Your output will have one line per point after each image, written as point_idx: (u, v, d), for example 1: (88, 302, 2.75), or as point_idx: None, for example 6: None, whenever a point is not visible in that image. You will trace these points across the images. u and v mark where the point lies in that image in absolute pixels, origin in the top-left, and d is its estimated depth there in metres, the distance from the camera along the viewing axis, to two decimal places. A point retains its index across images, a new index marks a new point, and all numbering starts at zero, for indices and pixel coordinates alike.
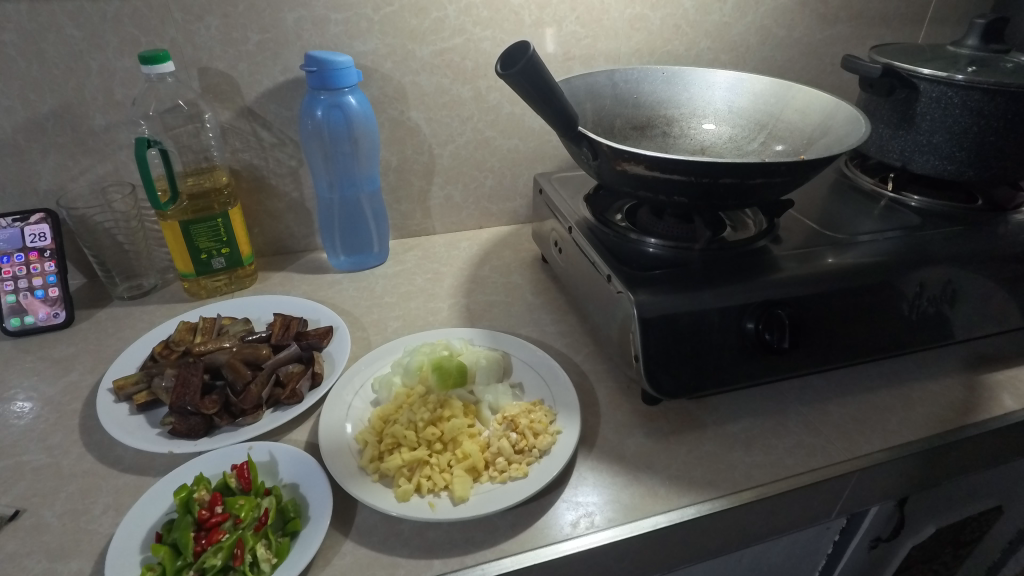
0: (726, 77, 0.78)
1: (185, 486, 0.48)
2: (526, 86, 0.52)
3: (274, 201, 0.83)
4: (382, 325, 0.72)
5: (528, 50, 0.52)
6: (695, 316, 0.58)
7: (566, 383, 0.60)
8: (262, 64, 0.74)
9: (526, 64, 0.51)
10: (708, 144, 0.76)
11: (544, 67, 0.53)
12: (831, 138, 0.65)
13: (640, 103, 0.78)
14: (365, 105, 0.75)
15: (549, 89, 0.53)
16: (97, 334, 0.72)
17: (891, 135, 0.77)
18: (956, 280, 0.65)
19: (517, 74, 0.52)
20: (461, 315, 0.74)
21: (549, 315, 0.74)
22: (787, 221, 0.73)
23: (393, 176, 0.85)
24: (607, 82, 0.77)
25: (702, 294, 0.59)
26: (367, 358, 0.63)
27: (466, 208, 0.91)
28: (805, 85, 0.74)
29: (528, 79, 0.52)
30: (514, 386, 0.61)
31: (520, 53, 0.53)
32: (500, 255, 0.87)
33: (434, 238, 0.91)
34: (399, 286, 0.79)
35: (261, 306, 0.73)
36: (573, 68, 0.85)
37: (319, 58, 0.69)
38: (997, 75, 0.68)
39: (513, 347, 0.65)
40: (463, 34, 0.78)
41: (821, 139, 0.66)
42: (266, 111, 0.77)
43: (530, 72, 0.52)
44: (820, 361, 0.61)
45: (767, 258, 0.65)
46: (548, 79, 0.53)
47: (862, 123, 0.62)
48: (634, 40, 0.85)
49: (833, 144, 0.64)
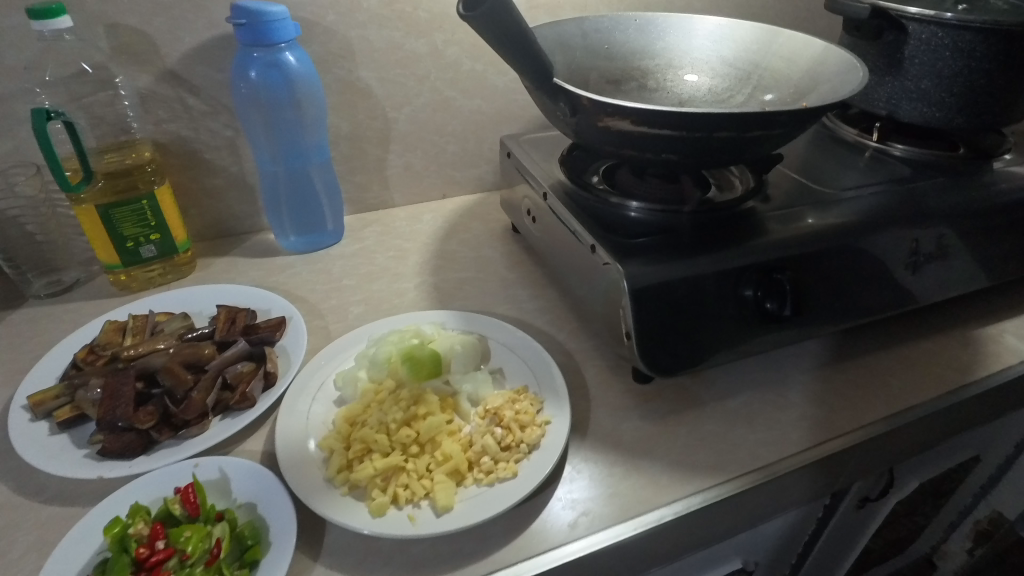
0: (704, 26, 0.72)
1: (119, 519, 0.41)
2: (491, 31, 0.45)
3: (210, 177, 0.73)
4: (342, 311, 0.65)
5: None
6: (691, 287, 0.53)
7: (551, 366, 0.54)
8: (182, 19, 0.64)
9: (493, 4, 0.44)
10: (689, 98, 0.70)
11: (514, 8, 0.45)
12: (824, 86, 0.60)
13: (613, 53, 0.72)
14: (306, 64, 0.66)
15: (520, 36, 0.46)
16: (10, 341, 0.62)
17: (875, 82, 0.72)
18: (950, 233, 0.63)
19: (480, 17, 0.44)
20: (430, 296, 0.67)
21: (526, 291, 0.68)
22: (775, 178, 0.69)
23: (345, 144, 0.76)
24: (577, 31, 0.71)
25: (696, 260, 0.54)
26: (326, 352, 0.56)
27: (428, 176, 0.83)
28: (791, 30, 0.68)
29: (494, 21, 0.45)
30: (494, 373, 0.55)
31: None
32: (468, 226, 0.80)
33: (395, 211, 0.83)
34: (359, 268, 0.71)
35: (202, 298, 0.64)
36: (538, 17, 0.77)
37: (249, 9, 0.60)
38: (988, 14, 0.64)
39: (490, 329, 0.59)
40: None
41: (812, 88, 0.61)
42: (192, 74, 0.67)
43: (496, 15, 0.44)
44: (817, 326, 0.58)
45: (758, 219, 0.60)
46: (518, 23, 0.46)
47: (858, 69, 0.57)
48: None
49: (826, 93, 0.59)
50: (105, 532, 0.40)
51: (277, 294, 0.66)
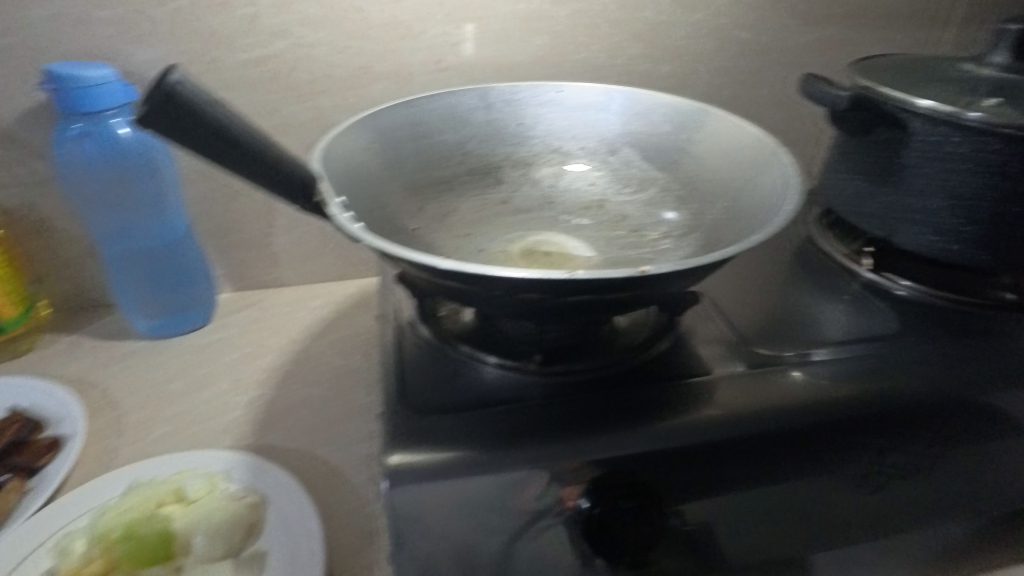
0: (629, 97, 0.57)
1: None
2: (191, 142, 0.32)
3: (65, 247, 0.64)
4: (145, 429, 0.54)
5: (165, 81, 0.31)
6: (487, 492, 0.37)
7: (315, 566, 0.41)
8: (12, 77, 0.55)
9: (177, 107, 0.31)
10: (608, 194, 0.56)
11: (213, 107, 0.32)
12: (750, 196, 0.45)
13: (523, 134, 0.58)
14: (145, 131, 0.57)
15: (229, 142, 0.33)
16: None
17: (867, 192, 0.53)
18: (942, 434, 0.42)
19: (157, 124, 0.31)
20: (255, 419, 0.55)
21: (369, 426, 0.54)
22: (693, 317, 0.50)
23: (220, 215, 0.66)
24: (477, 103, 0.57)
25: (504, 453, 0.37)
26: (71, 497, 0.46)
27: (325, 255, 0.71)
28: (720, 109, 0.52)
29: (189, 128, 0.32)
30: (248, 559, 0.42)
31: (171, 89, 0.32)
32: (353, 321, 0.66)
33: (285, 292, 0.71)
34: (200, 368, 0.60)
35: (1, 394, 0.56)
36: (450, 81, 0.64)
37: (59, 74, 0.51)
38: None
39: (277, 491, 0.46)
40: (287, 37, 0.59)
41: (741, 197, 0.46)
42: (30, 137, 0.58)
43: (181, 120, 0.31)
44: (693, 545, 0.42)
45: (642, 384, 0.43)
46: (228, 124, 0.33)
47: (789, 172, 0.42)
48: (532, 46, 0.64)
49: (749, 211, 0.43)
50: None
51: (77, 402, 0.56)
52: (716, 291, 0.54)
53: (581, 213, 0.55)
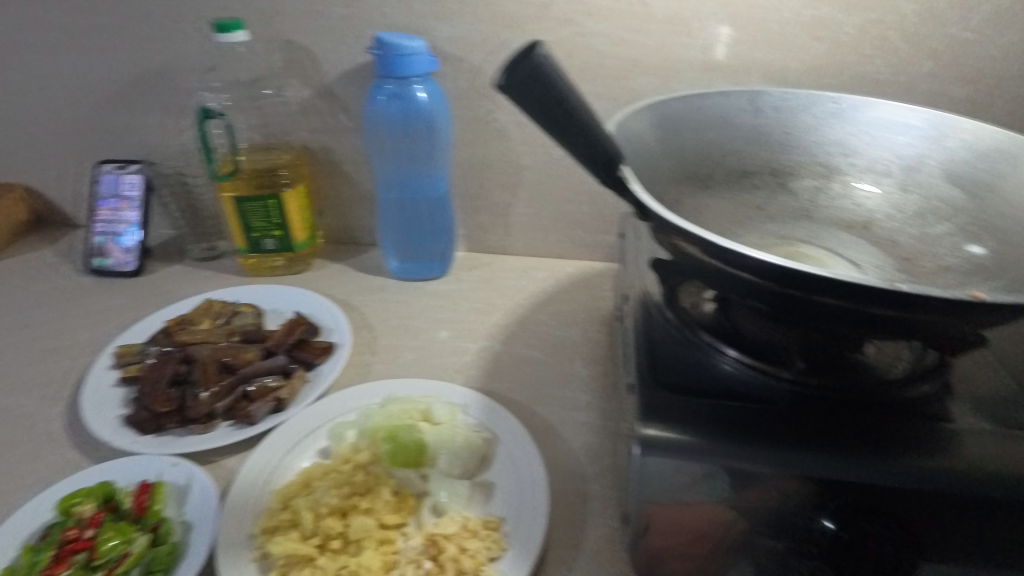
0: (931, 117, 0.53)
1: (80, 492, 0.45)
2: (532, 107, 0.36)
3: (347, 188, 0.75)
4: (394, 353, 0.62)
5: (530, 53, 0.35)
6: (731, 484, 0.38)
7: (541, 507, 0.44)
8: (344, 42, 0.66)
9: (532, 75, 0.35)
10: (878, 217, 0.53)
11: (559, 80, 0.36)
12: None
13: (791, 143, 0.56)
14: (437, 97, 0.65)
15: (562, 112, 0.36)
16: (152, 292, 0.72)
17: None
18: None
19: (512, 89, 0.35)
20: (483, 367, 0.60)
21: (585, 397, 0.57)
22: (965, 366, 0.46)
23: (473, 181, 0.73)
24: (748, 106, 0.57)
25: (754, 449, 0.38)
26: (343, 395, 0.54)
27: (553, 232, 0.75)
28: None
29: (536, 95, 0.35)
30: (481, 486, 0.47)
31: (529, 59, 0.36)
32: (571, 298, 0.70)
33: (510, 260, 0.77)
34: (437, 313, 0.68)
35: (289, 299, 0.67)
36: (714, 81, 0.64)
37: (385, 41, 0.60)
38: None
39: (507, 434, 0.51)
40: (571, 26, 0.63)
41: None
42: (345, 93, 0.69)
43: (532, 87, 0.35)
44: None
45: (902, 421, 0.41)
46: (567, 97, 0.36)
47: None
48: (809, 54, 0.62)
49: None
50: (23, 546, 0.43)
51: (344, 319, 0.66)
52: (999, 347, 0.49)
53: (842, 230, 0.53)
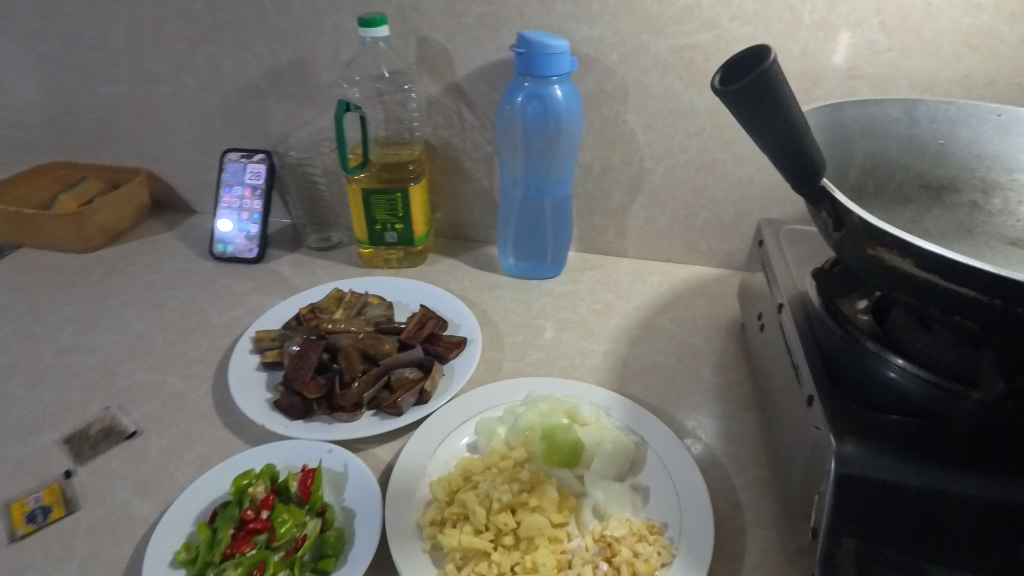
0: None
1: (248, 473, 0.46)
2: (746, 115, 0.36)
3: (464, 184, 0.76)
4: (521, 351, 0.62)
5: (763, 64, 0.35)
6: (937, 510, 0.37)
7: (703, 515, 0.44)
8: (479, 40, 0.66)
9: (759, 81, 0.35)
10: None
11: (784, 92, 0.36)
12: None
13: (946, 156, 0.55)
14: (572, 98, 0.65)
15: (779, 124, 0.36)
16: (274, 278, 0.73)
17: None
18: None
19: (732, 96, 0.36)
20: (613, 369, 0.60)
21: (722, 405, 0.56)
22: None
23: (593, 182, 0.73)
24: (902, 116, 0.54)
25: (963, 474, 0.37)
26: (484, 390, 0.55)
27: (668, 236, 0.75)
28: None
29: (758, 102, 0.35)
30: (636, 489, 0.47)
31: (755, 66, 0.36)
32: (690, 303, 0.69)
33: (621, 263, 0.77)
34: (557, 312, 0.68)
35: (413, 292, 0.68)
36: (858, 89, 0.63)
37: (531, 40, 0.60)
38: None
39: (655, 437, 0.50)
40: (714, 29, 0.62)
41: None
42: (473, 90, 0.69)
43: (756, 94, 0.35)
44: None
45: None
46: (788, 107, 0.36)
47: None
48: (964, 64, 0.60)
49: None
50: (199, 522, 0.43)
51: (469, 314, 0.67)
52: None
53: (1010, 247, 0.53)
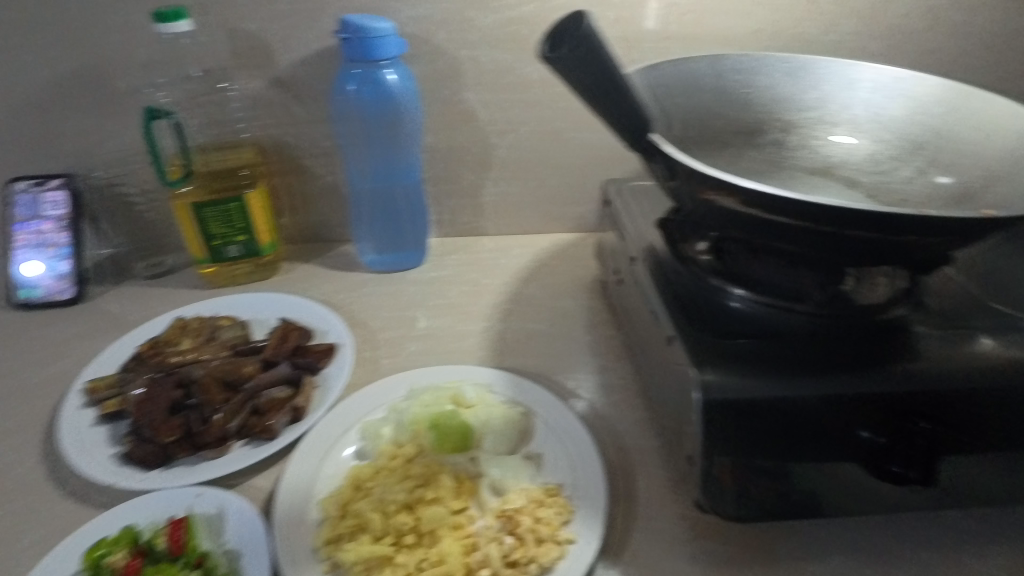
0: (901, 80, 0.58)
1: (104, 543, 0.41)
2: (577, 76, 0.38)
3: (308, 183, 0.71)
4: (397, 346, 0.61)
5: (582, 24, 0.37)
6: (787, 416, 0.41)
7: (596, 467, 0.46)
8: (297, 28, 0.62)
9: (580, 43, 0.37)
10: (840, 162, 0.58)
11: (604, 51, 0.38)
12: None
13: (752, 101, 0.61)
14: (407, 81, 0.63)
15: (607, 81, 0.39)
16: (102, 318, 0.64)
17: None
18: None
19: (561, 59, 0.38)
20: (491, 346, 0.61)
21: (597, 360, 0.59)
22: (935, 284, 0.53)
23: (443, 164, 0.72)
24: (710, 70, 0.60)
25: (798, 381, 0.42)
26: (364, 394, 0.52)
27: (524, 208, 0.76)
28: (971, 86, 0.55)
29: (583, 62, 0.38)
30: (530, 458, 0.48)
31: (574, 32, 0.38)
32: (555, 270, 0.72)
33: (484, 241, 0.77)
34: (428, 300, 0.67)
35: (270, 306, 0.63)
36: (671, 49, 0.68)
37: (353, 24, 0.57)
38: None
39: (541, 404, 0.51)
40: (534, 1, 0.63)
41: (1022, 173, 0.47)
42: (300, 83, 0.65)
43: (582, 54, 0.38)
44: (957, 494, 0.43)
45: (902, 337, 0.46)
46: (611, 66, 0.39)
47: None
48: (753, 18, 0.67)
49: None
50: None
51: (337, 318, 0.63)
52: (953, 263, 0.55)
53: (811, 176, 0.58)
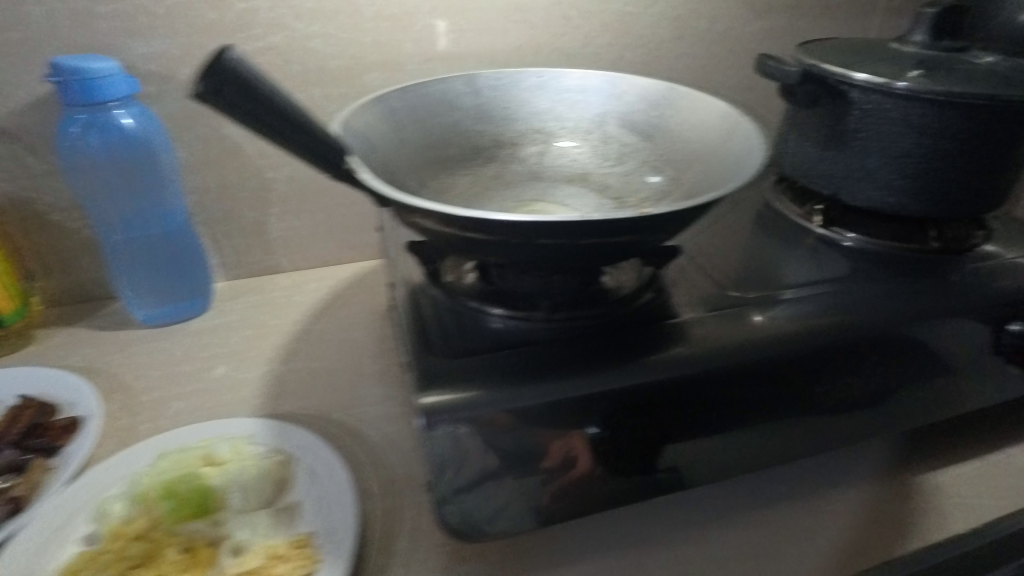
0: (610, 83, 0.63)
1: None
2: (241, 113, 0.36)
3: (60, 239, 0.65)
4: (161, 406, 0.56)
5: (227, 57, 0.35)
6: (512, 427, 0.40)
7: (350, 509, 0.44)
8: (9, 73, 0.57)
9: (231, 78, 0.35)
10: (590, 168, 0.61)
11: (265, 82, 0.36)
12: (730, 150, 0.50)
13: (509, 116, 0.63)
14: (147, 122, 0.59)
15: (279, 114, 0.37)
16: None
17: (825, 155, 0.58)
18: (899, 354, 0.48)
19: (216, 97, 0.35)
20: (268, 391, 0.57)
21: (381, 390, 0.57)
22: (677, 272, 0.56)
23: (216, 204, 0.68)
24: (465, 89, 0.62)
25: (524, 388, 0.41)
26: (100, 469, 0.47)
27: (318, 241, 0.74)
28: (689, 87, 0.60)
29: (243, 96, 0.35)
30: (284, 510, 0.45)
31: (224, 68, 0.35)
32: (351, 301, 0.70)
33: (280, 279, 0.74)
34: (207, 351, 0.62)
35: (10, 383, 0.57)
36: (437, 70, 0.68)
37: (63, 66, 0.52)
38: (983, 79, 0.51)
39: (305, 449, 0.49)
40: (282, 30, 0.62)
41: (720, 149, 0.52)
42: (26, 132, 0.59)
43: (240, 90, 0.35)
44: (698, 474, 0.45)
45: (638, 330, 0.47)
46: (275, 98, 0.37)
47: (757, 136, 0.48)
48: (512, 36, 0.69)
49: (734, 156, 0.49)
50: None
51: (93, 385, 0.58)
52: (696, 251, 0.59)
53: (566, 184, 0.60)
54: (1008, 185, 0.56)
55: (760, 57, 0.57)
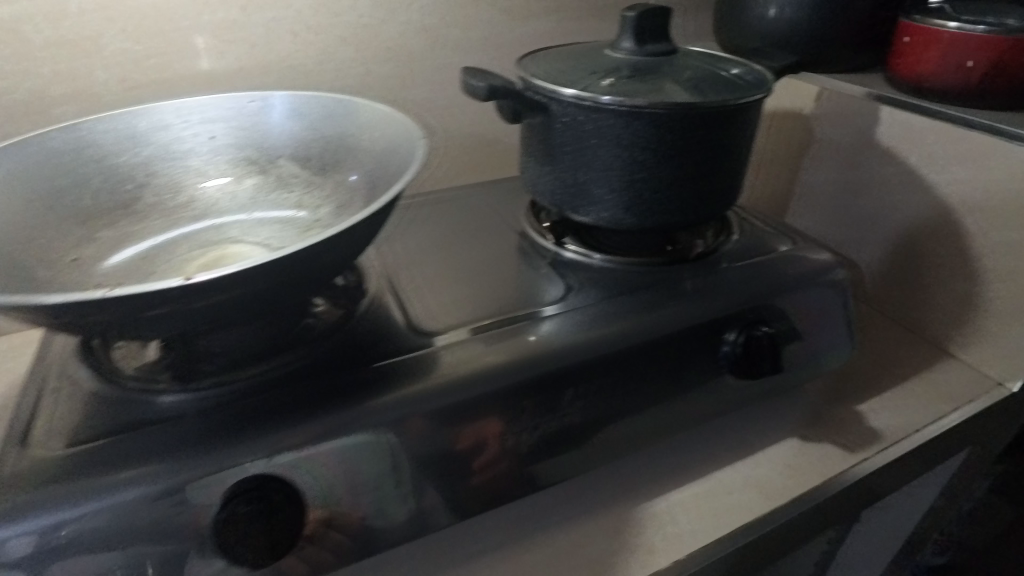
0: (288, 99, 0.57)
1: None
2: None
3: None
4: None
5: None
6: (104, 526, 0.35)
7: None
8: None
9: None
10: (304, 201, 0.56)
11: None
12: (395, 162, 0.48)
13: (218, 148, 0.56)
14: None
15: None
16: None
17: (561, 176, 0.54)
18: (585, 384, 0.47)
19: None
20: None
21: None
22: (378, 305, 0.53)
23: None
24: (154, 123, 0.54)
25: (126, 478, 0.36)
26: None
27: None
28: (390, 105, 0.53)
29: None
30: None
31: None
32: None
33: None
34: None
35: None
36: (145, 99, 0.61)
37: None
38: (684, 89, 0.50)
39: None
40: None
41: (390, 162, 0.49)
42: None
43: None
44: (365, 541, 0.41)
45: (295, 384, 0.44)
46: None
47: (417, 146, 0.46)
48: (231, 56, 0.63)
49: (400, 170, 0.46)
50: None
51: None
52: (401, 269, 0.57)
53: (277, 220, 0.55)
54: (728, 194, 0.56)
55: (464, 71, 0.52)
